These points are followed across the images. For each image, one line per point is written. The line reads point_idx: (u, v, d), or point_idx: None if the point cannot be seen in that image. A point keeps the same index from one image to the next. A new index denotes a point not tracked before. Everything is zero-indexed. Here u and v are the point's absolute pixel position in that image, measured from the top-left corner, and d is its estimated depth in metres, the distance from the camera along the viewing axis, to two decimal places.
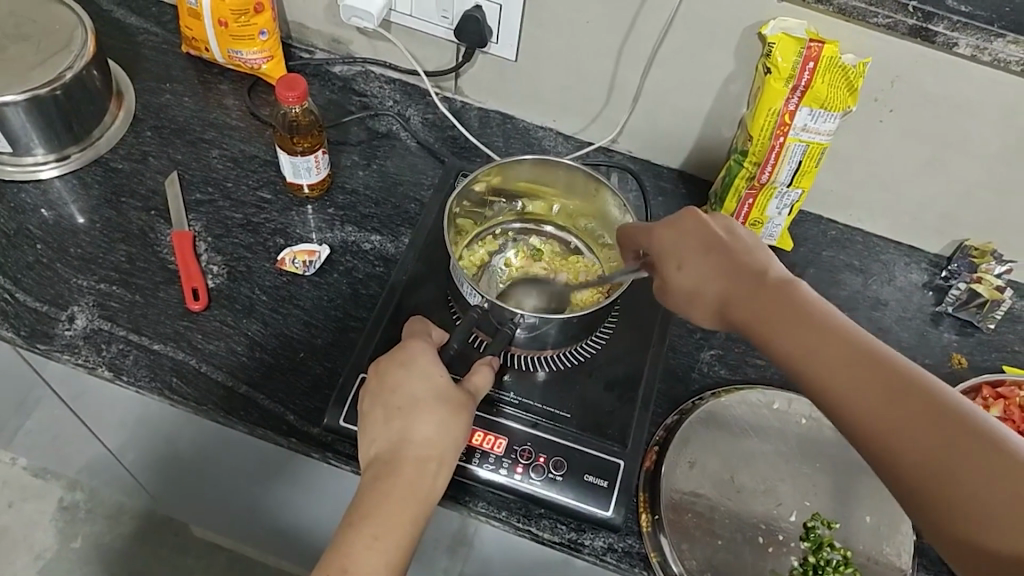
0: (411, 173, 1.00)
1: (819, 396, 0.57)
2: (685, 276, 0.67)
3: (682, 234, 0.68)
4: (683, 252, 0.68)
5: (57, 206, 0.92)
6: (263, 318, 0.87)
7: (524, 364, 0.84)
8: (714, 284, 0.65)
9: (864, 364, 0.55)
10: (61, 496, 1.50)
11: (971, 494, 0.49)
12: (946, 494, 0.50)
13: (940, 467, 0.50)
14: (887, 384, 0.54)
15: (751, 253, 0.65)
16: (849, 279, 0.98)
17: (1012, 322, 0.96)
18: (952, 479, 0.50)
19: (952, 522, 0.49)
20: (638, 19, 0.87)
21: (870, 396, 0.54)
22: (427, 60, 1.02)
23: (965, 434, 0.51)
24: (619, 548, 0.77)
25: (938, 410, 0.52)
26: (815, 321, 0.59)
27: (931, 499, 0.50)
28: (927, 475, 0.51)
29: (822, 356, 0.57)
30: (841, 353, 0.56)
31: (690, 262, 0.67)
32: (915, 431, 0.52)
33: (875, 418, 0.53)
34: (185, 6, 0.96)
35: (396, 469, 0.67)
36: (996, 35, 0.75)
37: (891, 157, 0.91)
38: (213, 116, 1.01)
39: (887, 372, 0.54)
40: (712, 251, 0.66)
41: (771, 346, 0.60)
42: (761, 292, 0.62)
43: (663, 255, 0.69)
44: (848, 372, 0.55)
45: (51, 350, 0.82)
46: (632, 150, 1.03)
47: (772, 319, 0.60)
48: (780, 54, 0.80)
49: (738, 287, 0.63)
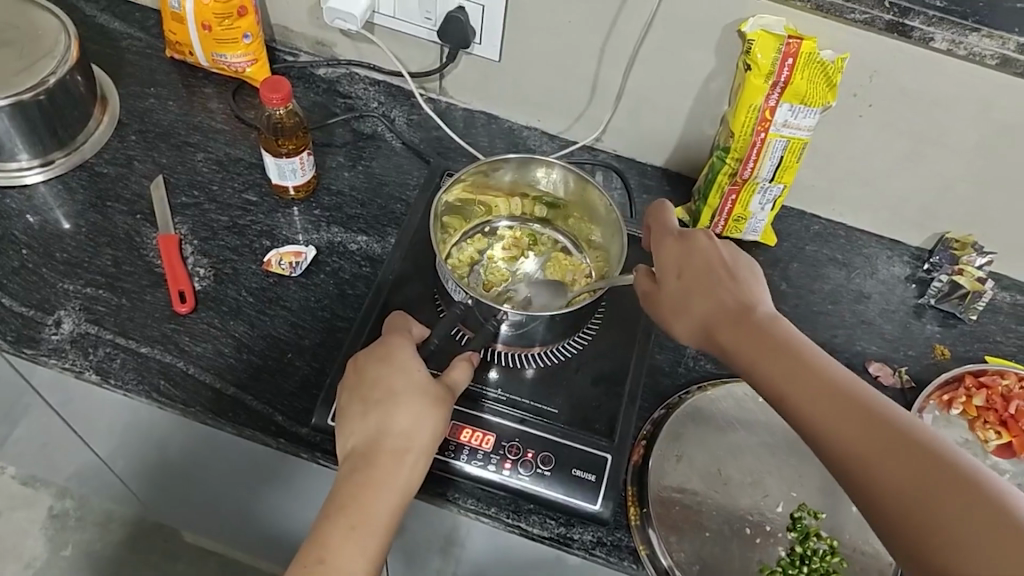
0: (397, 173, 1.01)
1: (798, 420, 0.57)
2: (680, 292, 0.67)
3: (677, 258, 0.69)
4: (675, 276, 0.68)
5: (42, 211, 0.92)
6: (251, 320, 0.87)
7: (511, 361, 0.84)
8: (704, 306, 0.65)
9: (847, 399, 0.55)
10: (51, 504, 1.49)
11: (950, 526, 0.48)
12: (927, 529, 0.49)
13: (918, 496, 0.50)
14: (869, 419, 0.54)
15: (743, 281, 0.66)
16: (833, 273, 0.99)
17: (994, 313, 0.97)
18: (932, 513, 0.49)
19: (929, 553, 0.49)
20: (619, 18, 0.88)
21: (851, 430, 0.54)
22: (411, 61, 1.02)
23: (942, 466, 0.51)
24: (608, 542, 0.77)
25: (918, 443, 0.52)
26: (797, 352, 0.59)
27: (903, 525, 0.50)
28: (900, 501, 0.51)
29: (803, 388, 0.57)
30: (823, 385, 0.56)
31: (683, 284, 0.67)
32: (896, 467, 0.52)
33: (856, 451, 0.53)
34: (168, 10, 0.96)
35: (372, 460, 0.68)
36: (971, 29, 0.76)
37: (870, 152, 0.92)
38: (198, 120, 1.01)
39: (869, 407, 0.55)
40: (707, 277, 0.66)
41: (750, 369, 0.60)
42: (747, 321, 0.62)
43: (662, 268, 0.69)
44: (830, 404, 0.55)
45: (38, 354, 0.82)
46: (616, 149, 1.04)
47: (755, 347, 0.60)
48: (760, 51, 0.80)
49: (728, 308, 0.64)
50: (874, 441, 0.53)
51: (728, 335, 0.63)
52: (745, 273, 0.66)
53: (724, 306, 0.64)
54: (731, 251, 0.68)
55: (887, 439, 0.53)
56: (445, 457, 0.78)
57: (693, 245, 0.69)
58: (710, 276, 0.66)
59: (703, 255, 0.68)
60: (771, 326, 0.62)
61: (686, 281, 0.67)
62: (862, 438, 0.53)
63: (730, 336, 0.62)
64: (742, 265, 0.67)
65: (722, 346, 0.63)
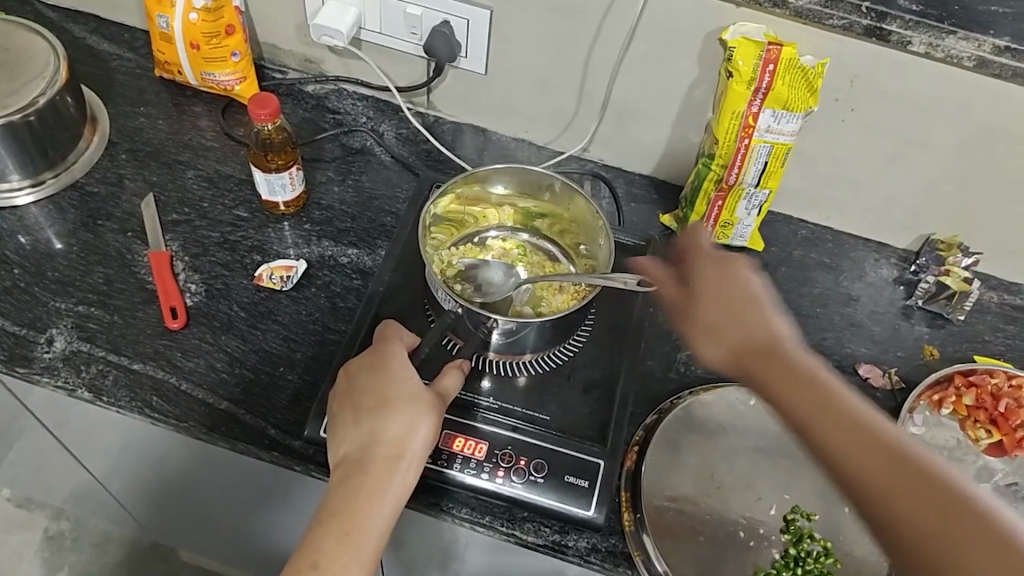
0: (387, 187, 1.01)
1: None
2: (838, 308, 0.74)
3: (744, 332, 0.68)
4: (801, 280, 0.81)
5: (33, 231, 0.92)
6: (242, 334, 0.87)
7: (503, 369, 0.85)
8: (741, 343, 0.67)
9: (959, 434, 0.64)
10: (47, 526, 1.48)
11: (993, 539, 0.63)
12: None
13: None
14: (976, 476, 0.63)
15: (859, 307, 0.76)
16: (821, 277, 1.00)
17: (981, 313, 0.98)
18: None
19: None
20: (601, 29, 0.89)
21: (860, 462, 0.56)
22: (398, 76, 1.03)
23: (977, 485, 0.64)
24: (603, 548, 0.77)
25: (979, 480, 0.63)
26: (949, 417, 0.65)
27: None
28: None
29: (815, 423, 0.59)
30: (828, 415, 0.59)
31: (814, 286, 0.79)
32: None
33: None
34: (157, 30, 0.97)
35: (366, 466, 0.68)
36: (948, 31, 0.77)
37: (856, 155, 0.93)
38: (188, 138, 1.02)
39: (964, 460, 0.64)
40: None
41: None
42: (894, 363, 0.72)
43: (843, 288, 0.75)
44: (817, 428, 0.59)
45: (31, 373, 0.82)
46: (603, 158, 1.05)
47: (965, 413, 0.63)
48: (741, 58, 0.81)
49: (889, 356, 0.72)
50: (904, 480, 0.54)
51: (762, 373, 0.64)
52: (767, 309, 0.70)
53: (752, 340, 0.67)
54: (762, 294, 0.71)
55: (898, 476, 0.54)
56: (437, 467, 0.78)
57: (733, 283, 0.72)
58: (743, 309, 0.70)
59: (737, 282, 0.72)
60: (784, 359, 0.65)
61: (721, 323, 0.69)
62: (885, 481, 0.55)
63: (760, 366, 0.65)
64: (761, 297, 0.71)
65: (754, 380, 0.65)
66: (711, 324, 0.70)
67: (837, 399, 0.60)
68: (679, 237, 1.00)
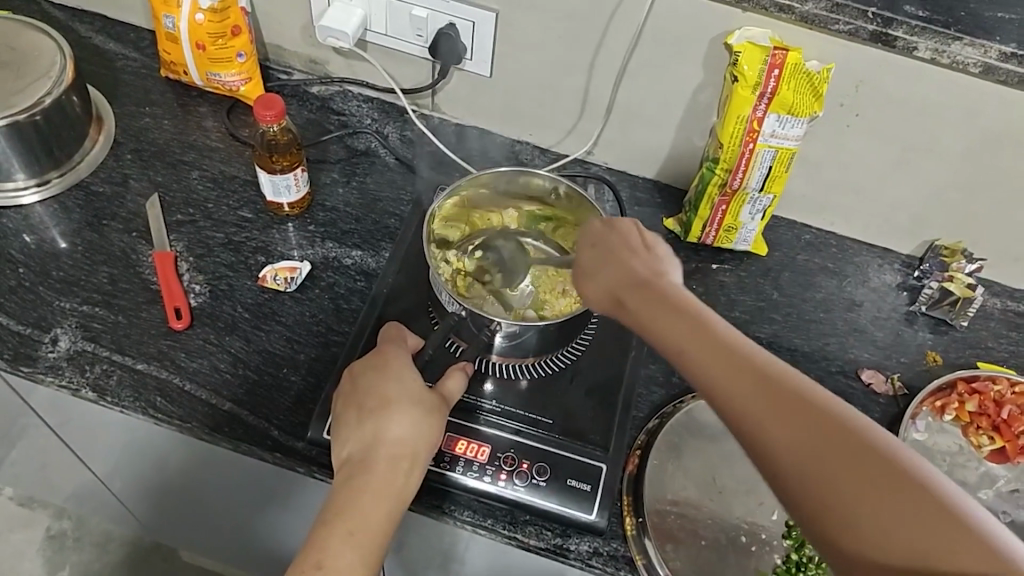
0: (391, 189, 1.02)
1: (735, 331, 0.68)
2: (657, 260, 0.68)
3: (621, 273, 0.65)
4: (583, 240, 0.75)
5: (38, 231, 0.92)
6: (246, 335, 0.87)
7: (506, 372, 0.85)
8: (616, 287, 0.64)
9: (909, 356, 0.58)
10: (49, 524, 1.49)
11: None
12: None
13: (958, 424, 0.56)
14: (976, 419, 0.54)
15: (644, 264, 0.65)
16: (825, 282, 1.00)
17: (985, 319, 0.98)
18: None
19: None
20: (607, 33, 0.89)
21: (755, 407, 0.53)
22: (403, 78, 1.04)
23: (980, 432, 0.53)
24: (605, 552, 0.77)
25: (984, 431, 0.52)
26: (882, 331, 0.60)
27: None
28: None
29: (703, 364, 0.55)
30: (721, 354, 0.55)
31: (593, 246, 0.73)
32: None
33: None
34: (163, 30, 0.97)
35: (370, 466, 0.68)
36: (954, 38, 0.77)
37: (861, 159, 0.93)
38: (193, 138, 1.02)
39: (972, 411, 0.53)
40: None
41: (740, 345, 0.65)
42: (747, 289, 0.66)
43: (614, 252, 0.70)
44: (708, 371, 0.55)
45: (35, 372, 0.82)
46: (608, 161, 1.05)
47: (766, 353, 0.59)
48: (747, 62, 0.81)
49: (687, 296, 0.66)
50: (808, 425, 0.51)
51: (639, 314, 0.61)
52: (644, 247, 0.67)
53: (632, 278, 0.64)
54: (642, 235, 0.68)
55: (800, 419, 0.52)
56: (440, 469, 0.78)
57: (609, 229, 0.69)
58: (617, 253, 0.67)
59: (610, 225, 0.69)
60: (668, 295, 0.61)
61: (602, 268, 0.66)
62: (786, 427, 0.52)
63: (641, 306, 0.61)
64: (635, 239, 0.68)
65: (633, 323, 0.62)
66: (593, 269, 0.67)
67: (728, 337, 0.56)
68: (682, 241, 1.00)
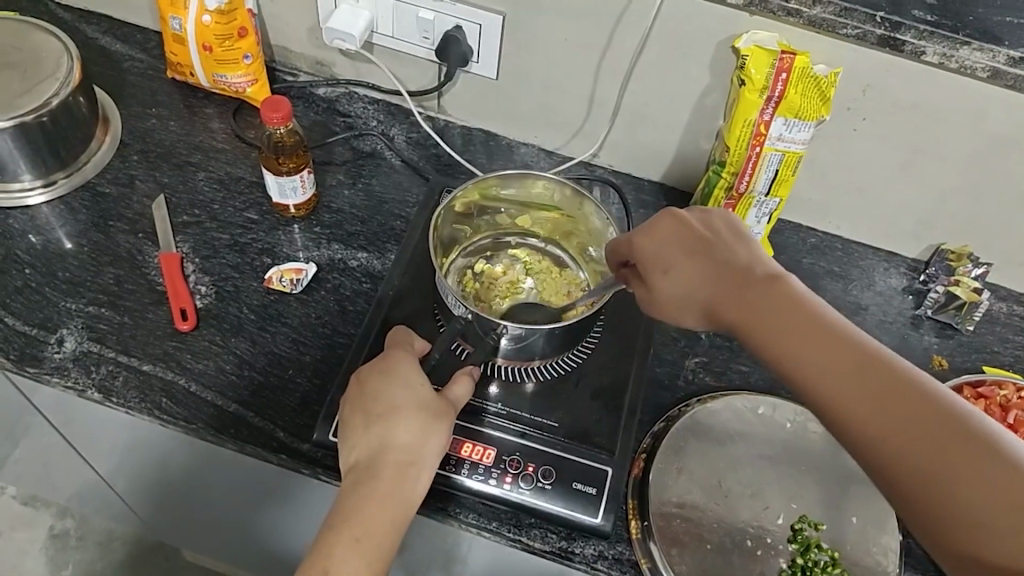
0: (397, 191, 1.02)
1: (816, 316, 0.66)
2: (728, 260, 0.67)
3: (701, 281, 0.66)
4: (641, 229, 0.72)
5: (44, 231, 0.93)
6: (252, 337, 0.87)
7: (512, 375, 0.85)
8: (706, 289, 0.66)
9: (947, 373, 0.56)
10: (52, 524, 1.49)
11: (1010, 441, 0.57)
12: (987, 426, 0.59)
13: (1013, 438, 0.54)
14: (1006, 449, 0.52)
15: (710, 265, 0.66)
16: (830, 285, 1.00)
17: (991, 324, 0.98)
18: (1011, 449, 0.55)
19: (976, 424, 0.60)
20: (614, 36, 0.89)
21: (857, 410, 0.55)
22: (409, 80, 1.04)
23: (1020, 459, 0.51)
24: (610, 556, 0.77)
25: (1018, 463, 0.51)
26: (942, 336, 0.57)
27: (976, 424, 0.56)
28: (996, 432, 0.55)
29: (804, 371, 0.58)
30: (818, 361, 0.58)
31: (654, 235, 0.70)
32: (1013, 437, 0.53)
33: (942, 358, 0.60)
34: (169, 32, 0.97)
35: (377, 473, 0.68)
36: (962, 42, 0.77)
37: (868, 162, 0.92)
38: (199, 140, 1.02)
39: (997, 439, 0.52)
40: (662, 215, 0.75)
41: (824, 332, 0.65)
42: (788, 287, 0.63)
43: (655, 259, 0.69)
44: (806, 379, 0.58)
45: (41, 373, 0.82)
46: (613, 164, 1.05)
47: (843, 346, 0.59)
48: (754, 66, 0.82)
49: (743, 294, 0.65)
50: (912, 430, 0.53)
51: (734, 321, 0.63)
52: (734, 245, 0.67)
53: (722, 285, 0.65)
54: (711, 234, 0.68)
55: (904, 424, 0.53)
56: (446, 472, 0.78)
57: (668, 231, 0.69)
58: (702, 255, 0.67)
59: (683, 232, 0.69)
60: (760, 303, 0.62)
61: (684, 282, 0.67)
62: (894, 428, 0.54)
63: (735, 314, 0.63)
64: (725, 234, 0.68)
65: (731, 325, 0.64)
66: (678, 268, 0.67)
67: (826, 341, 0.58)
68: None
